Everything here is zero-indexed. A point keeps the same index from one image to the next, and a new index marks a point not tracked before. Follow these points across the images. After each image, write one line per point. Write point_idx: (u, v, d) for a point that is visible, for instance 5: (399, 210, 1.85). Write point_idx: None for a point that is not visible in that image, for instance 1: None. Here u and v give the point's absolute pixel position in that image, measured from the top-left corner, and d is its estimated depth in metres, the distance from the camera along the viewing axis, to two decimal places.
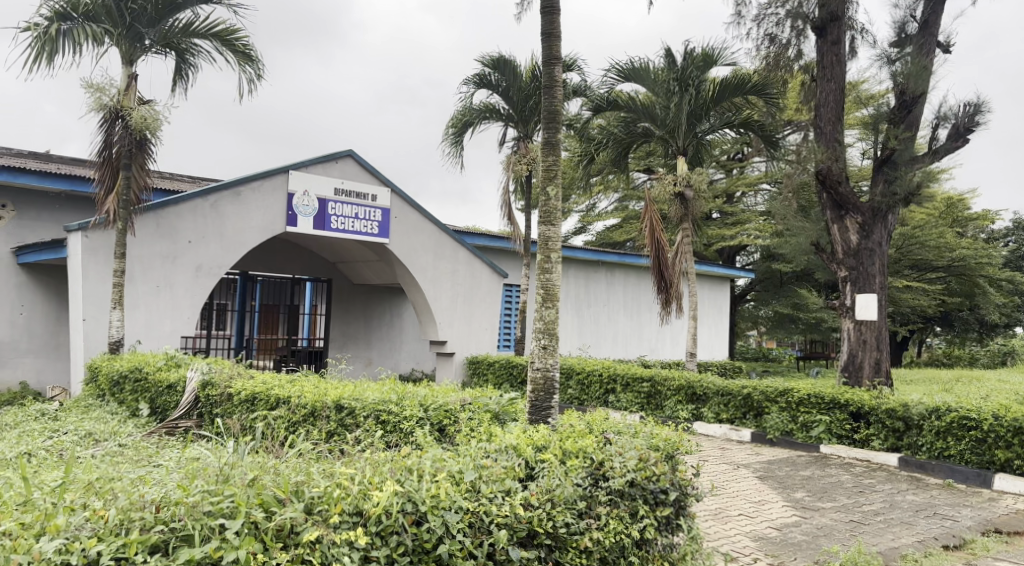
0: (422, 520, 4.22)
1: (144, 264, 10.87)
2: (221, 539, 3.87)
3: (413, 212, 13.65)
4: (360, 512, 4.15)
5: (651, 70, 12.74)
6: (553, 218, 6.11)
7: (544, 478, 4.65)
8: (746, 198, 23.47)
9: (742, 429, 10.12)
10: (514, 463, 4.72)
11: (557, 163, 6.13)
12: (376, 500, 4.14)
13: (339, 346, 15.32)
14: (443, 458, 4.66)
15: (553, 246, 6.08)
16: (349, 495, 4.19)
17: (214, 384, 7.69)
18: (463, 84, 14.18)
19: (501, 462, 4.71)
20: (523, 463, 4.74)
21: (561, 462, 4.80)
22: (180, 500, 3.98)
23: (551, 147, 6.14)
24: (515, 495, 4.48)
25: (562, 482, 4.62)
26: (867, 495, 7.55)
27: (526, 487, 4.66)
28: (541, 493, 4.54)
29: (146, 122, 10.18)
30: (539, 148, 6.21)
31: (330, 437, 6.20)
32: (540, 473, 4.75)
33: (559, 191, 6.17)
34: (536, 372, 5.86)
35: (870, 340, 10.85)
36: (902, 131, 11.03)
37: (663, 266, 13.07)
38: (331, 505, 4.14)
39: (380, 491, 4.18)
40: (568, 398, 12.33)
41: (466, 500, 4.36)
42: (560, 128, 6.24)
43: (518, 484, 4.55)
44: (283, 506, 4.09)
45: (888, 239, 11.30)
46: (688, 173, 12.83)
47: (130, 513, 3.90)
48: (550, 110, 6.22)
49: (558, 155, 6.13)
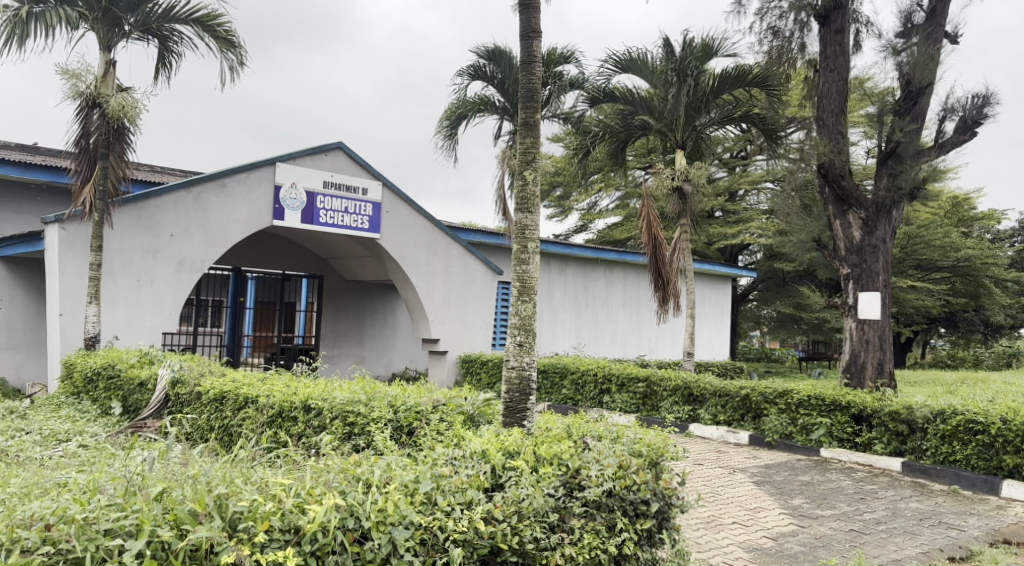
0: (366, 537, 3.91)
1: (124, 257, 10.51)
2: (119, 562, 3.57)
3: (404, 206, 13.29)
4: (295, 528, 3.83)
5: (649, 61, 12.28)
6: (530, 205, 5.75)
7: (511, 488, 4.33)
8: (748, 196, 23.09)
9: (740, 432, 9.75)
10: (479, 471, 4.39)
11: (536, 146, 5.80)
12: (312, 515, 3.82)
13: (330, 344, 14.87)
14: (395, 467, 4.33)
15: (530, 235, 5.73)
16: (282, 511, 3.88)
17: (184, 382, 7.36)
18: (457, 75, 13.82)
19: (465, 470, 4.38)
20: (489, 472, 4.41)
21: (533, 469, 4.48)
22: (72, 517, 3.66)
23: (530, 129, 5.79)
24: (476, 507, 4.16)
25: (530, 493, 4.29)
26: (868, 502, 7.19)
27: (490, 498, 4.34)
28: (507, 505, 4.22)
29: (124, 110, 9.82)
30: (516, 130, 5.86)
31: (299, 440, 5.85)
32: (506, 483, 4.42)
33: (539, 175, 5.81)
34: (511, 371, 5.53)
35: (874, 339, 10.47)
36: (908, 123, 10.62)
37: (661, 263, 12.70)
38: (257, 520, 3.82)
39: (317, 505, 3.86)
40: (562, 398, 11.90)
41: (419, 515, 4.04)
42: (539, 108, 5.87)
43: (481, 495, 4.23)
44: (200, 523, 3.76)
45: (893, 236, 10.91)
46: (686, 166, 12.44)
47: (15, 532, 3.59)
48: (528, 90, 5.85)
49: (536, 136, 5.79)
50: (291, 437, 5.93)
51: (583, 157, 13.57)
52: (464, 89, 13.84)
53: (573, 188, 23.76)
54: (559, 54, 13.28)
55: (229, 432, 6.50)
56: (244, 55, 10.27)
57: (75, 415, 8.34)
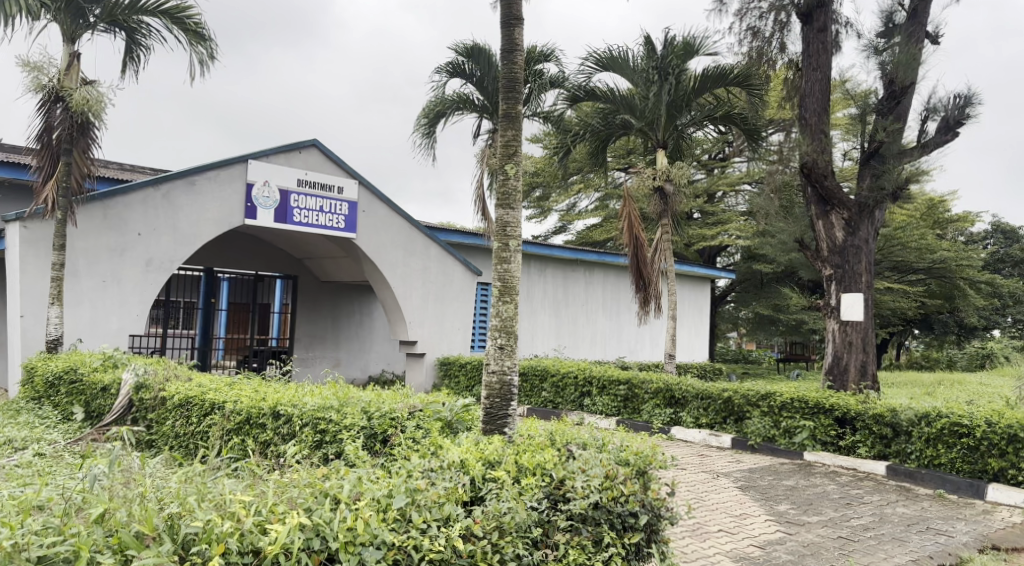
0: (333, 559, 3.69)
1: (89, 257, 10.16)
2: None
3: (381, 206, 13.03)
4: (255, 550, 3.60)
5: (630, 60, 12.09)
6: (511, 200, 5.54)
7: (492, 502, 4.12)
8: (727, 198, 23.03)
9: (722, 435, 9.59)
10: (457, 483, 4.17)
11: (517, 138, 5.60)
12: (274, 536, 3.59)
13: (305, 346, 14.54)
14: (364, 481, 4.11)
15: (511, 232, 5.51)
16: (240, 532, 3.64)
17: (148, 386, 7.05)
18: (436, 73, 13.57)
19: (443, 482, 4.16)
20: (468, 484, 4.20)
21: (515, 481, 4.28)
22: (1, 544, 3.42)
23: (511, 121, 5.59)
24: (455, 524, 3.95)
25: (512, 507, 4.09)
26: (855, 508, 7.03)
27: (469, 512, 4.13)
28: (487, 520, 4.02)
29: (89, 104, 9.49)
30: (498, 122, 5.66)
31: (268, 448, 5.60)
32: (486, 496, 4.22)
33: (520, 169, 5.59)
34: (491, 375, 5.32)
35: (856, 341, 10.35)
36: (891, 123, 10.51)
37: (642, 264, 12.52)
38: (212, 543, 3.58)
39: (279, 525, 3.63)
40: (541, 401, 11.67)
41: (392, 533, 3.81)
42: (521, 98, 5.66)
43: (459, 510, 4.01)
44: (146, 548, 3.53)
45: (875, 237, 10.80)
46: (667, 166, 12.26)
47: None
48: (510, 79, 5.63)
49: (518, 128, 5.60)
50: (259, 445, 5.68)
51: (564, 157, 13.36)
52: (443, 87, 13.59)
53: (552, 189, 23.54)
54: (540, 51, 13.08)
55: (196, 438, 6.22)
56: (216, 48, 9.97)
57: (35, 422, 8.01)
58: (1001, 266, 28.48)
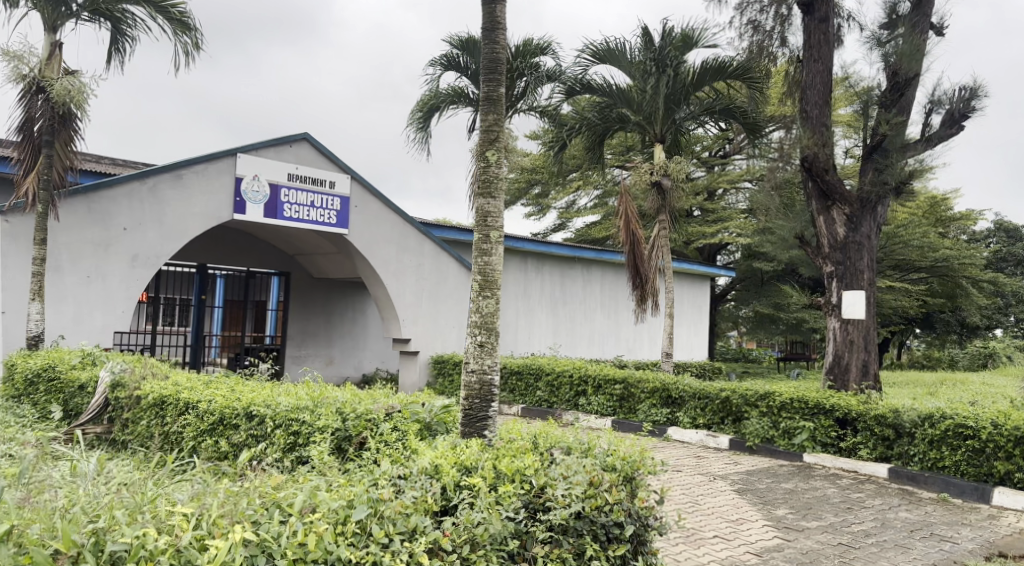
0: None
1: (72, 252, 9.91)
2: None
3: (373, 200, 12.77)
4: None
5: (627, 52, 11.79)
6: (491, 188, 5.33)
7: (464, 512, 4.02)
8: (727, 195, 22.75)
9: (720, 436, 9.34)
10: (427, 492, 4.08)
11: (500, 123, 5.36)
12: (213, 553, 3.54)
13: (297, 344, 14.30)
14: (320, 491, 4.02)
15: (491, 222, 5.31)
16: (176, 549, 3.59)
17: (124, 384, 6.81)
18: (429, 66, 13.30)
19: (411, 492, 4.07)
20: (438, 493, 4.09)
21: (492, 488, 4.17)
22: None
23: (492, 104, 5.36)
24: (421, 537, 3.86)
25: (485, 518, 3.98)
26: (855, 512, 6.78)
27: (438, 523, 4.03)
28: (457, 533, 3.93)
29: (70, 94, 9.21)
30: (478, 105, 5.43)
31: (242, 451, 5.39)
32: (458, 505, 4.11)
33: (502, 156, 5.37)
34: (471, 375, 5.10)
35: (858, 340, 10.10)
36: (894, 116, 10.23)
37: (638, 260, 12.26)
38: (141, 561, 3.52)
39: (220, 541, 3.58)
40: (536, 401, 11.40)
41: (350, 548, 3.73)
42: (502, 80, 5.42)
43: (425, 521, 3.92)
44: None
45: (879, 233, 10.53)
46: (665, 161, 12.01)
47: None
48: (491, 60, 5.41)
49: (500, 111, 5.36)
50: (233, 447, 5.44)
51: (559, 151, 13.11)
52: (436, 80, 13.31)
53: (551, 186, 23.29)
54: (536, 44, 12.80)
55: (171, 438, 5.99)
56: (201, 38, 9.72)
57: (11, 420, 7.77)
58: (1004, 265, 28.17)
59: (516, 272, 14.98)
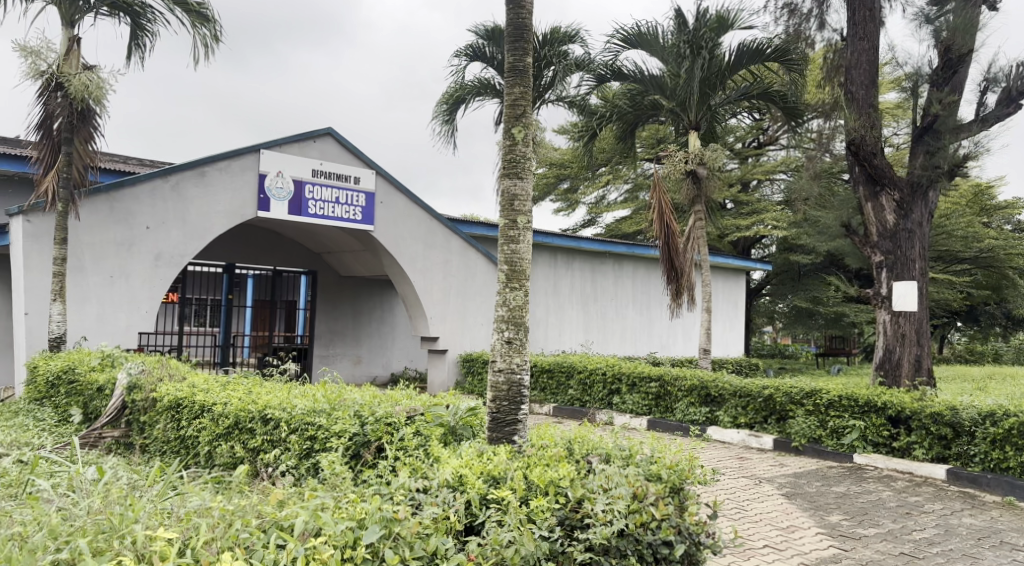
0: None
1: (95, 252, 9.71)
2: None
3: (400, 196, 12.46)
4: None
5: (660, 36, 11.34)
6: (518, 169, 4.98)
7: (490, 533, 3.71)
8: (762, 187, 22.15)
9: (763, 436, 8.87)
10: (450, 509, 3.79)
11: (526, 97, 5.02)
12: None
13: (325, 343, 14.04)
14: (325, 510, 3.75)
15: (517, 207, 4.96)
16: None
17: (140, 386, 6.55)
18: (455, 57, 12.95)
19: (431, 511, 3.77)
20: (461, 511, 3.79)
21: (522, 504, 3.86)
22: None
23: (519, 75, 5.03)
24: (443, 560, 3.57)
25: (515, 538, 3.64)
26: (915, 518, 6.30)
27: (462, 544, 3.73)
28: (481, 556, 3.62)
29: (88, 90, 9.02)
30: (503, 78, 5.09)
31: (257, 457, 5.08)
32: (484, 522, 3.83)
33: (529, 134, 5.02)
34: (497, 375, 4.77)
35: (910, 334, 9.58)
36: (947, 95, 9.67)
37: (673, 254, 11.73)
38: None
39: None
40: (569, 399, 10.98)
41: None
42: (529, 50, 5.08)
43: (447, 542, 3.64)
44: None
45: (930, 220, 10.00)
46: (701, 149, 11.55)
47: None
48: (517, 28, 5.07)
49: (527, 84, 5.03)
50: (249, 452, 5.14)
51: (589, 142, 12.69)
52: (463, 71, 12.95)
53: (580, 180, 22.81)
54: (565, 32, 12.39)
55: (187, 443, 5.70)
56: (219, 28, 9.47)
57: (29, 425, 7.55)
58: None
59: (546, 267, 14.61)
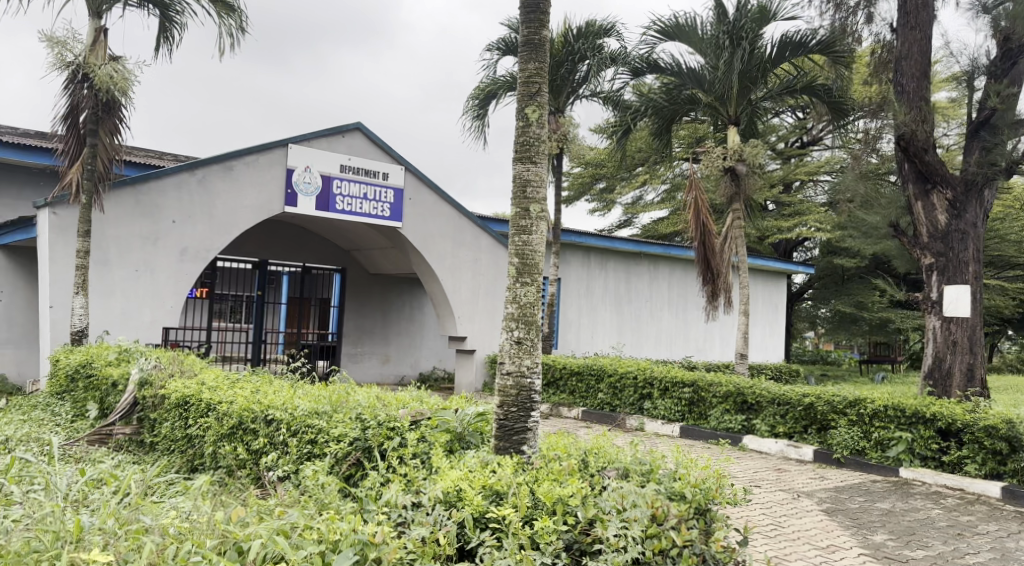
0: None
1: (120, 246, 9.59)
2: None
3: (429, 193, 12.20)
4: None
5: (698, 27, 10.92)
6: (532, 153, 4.69)
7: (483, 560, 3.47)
8: (805, 188, 21.49)
9: (803, 447, 8.38)
10: (439, 530, 3.58)
11: (542, 77, 4.71)
12: None
13: (354, 342, 13.83)
14: (293, 533, 3.59)
15: (531, 194, 4.65)
16: None
17: (151, 382, 6.36)
18: (487, 51, 12.63)
19: (416, 534, 3.56)
20: (451, 534, 3.57)
21: (522, 526, 3.60)
22: None
23: (535, 50, 4.71)
24: None
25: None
26: (967, 540, 5.84)
27: None
28: None
29: (114, 81, 8.88)
30: (519, 55, 4.78)
31: (258, 459, 4.85)
32: (478, 546, 3.60)
33: (544, 114, 4.72)
34: (506, 378, 4.46)
35: (962, 341, 9.05)
36: (1006, 87, 9.18)
37: (709, 254, 11.27)
38: None
39: None
40: (597, 404, 10.61)
41: None
42: (547, 28, 4.77)
43: None
44: None
45: (984, 220, 9.47)
46: (740, 144, 11.11)
47: None
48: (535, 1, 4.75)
49: (543, 63, 4.72)
50: (251, 454, 4.92)
51: (623, 138, 12.30)
52: (495, 66, 12.63)
53: (616, 180, 22.35)
54: (600, 25, 11.99)
55: (193, 443, 5.48)
56: (245, 18, 9.29)
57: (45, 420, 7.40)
58: None
59: (579, 268, 14.25)
